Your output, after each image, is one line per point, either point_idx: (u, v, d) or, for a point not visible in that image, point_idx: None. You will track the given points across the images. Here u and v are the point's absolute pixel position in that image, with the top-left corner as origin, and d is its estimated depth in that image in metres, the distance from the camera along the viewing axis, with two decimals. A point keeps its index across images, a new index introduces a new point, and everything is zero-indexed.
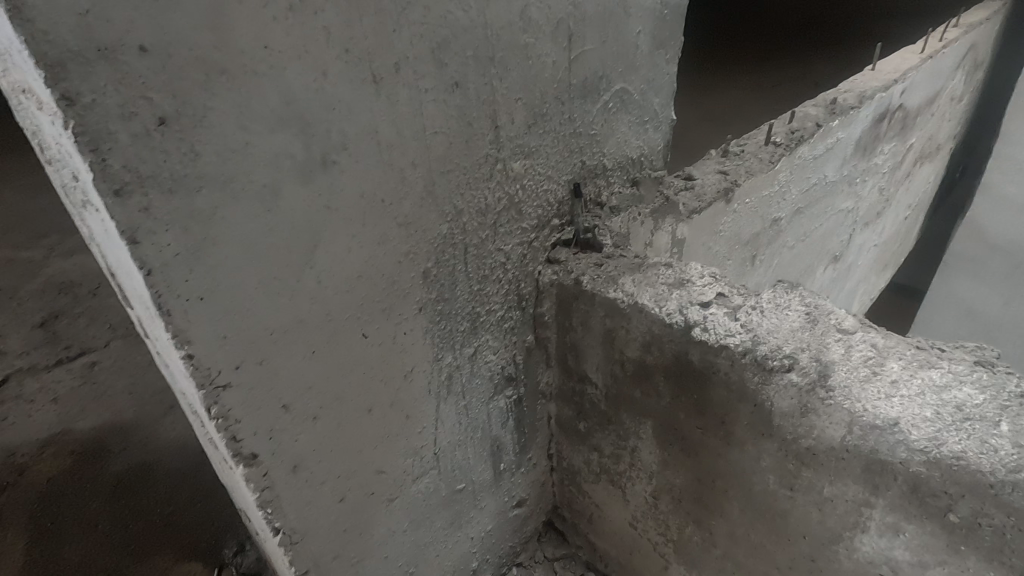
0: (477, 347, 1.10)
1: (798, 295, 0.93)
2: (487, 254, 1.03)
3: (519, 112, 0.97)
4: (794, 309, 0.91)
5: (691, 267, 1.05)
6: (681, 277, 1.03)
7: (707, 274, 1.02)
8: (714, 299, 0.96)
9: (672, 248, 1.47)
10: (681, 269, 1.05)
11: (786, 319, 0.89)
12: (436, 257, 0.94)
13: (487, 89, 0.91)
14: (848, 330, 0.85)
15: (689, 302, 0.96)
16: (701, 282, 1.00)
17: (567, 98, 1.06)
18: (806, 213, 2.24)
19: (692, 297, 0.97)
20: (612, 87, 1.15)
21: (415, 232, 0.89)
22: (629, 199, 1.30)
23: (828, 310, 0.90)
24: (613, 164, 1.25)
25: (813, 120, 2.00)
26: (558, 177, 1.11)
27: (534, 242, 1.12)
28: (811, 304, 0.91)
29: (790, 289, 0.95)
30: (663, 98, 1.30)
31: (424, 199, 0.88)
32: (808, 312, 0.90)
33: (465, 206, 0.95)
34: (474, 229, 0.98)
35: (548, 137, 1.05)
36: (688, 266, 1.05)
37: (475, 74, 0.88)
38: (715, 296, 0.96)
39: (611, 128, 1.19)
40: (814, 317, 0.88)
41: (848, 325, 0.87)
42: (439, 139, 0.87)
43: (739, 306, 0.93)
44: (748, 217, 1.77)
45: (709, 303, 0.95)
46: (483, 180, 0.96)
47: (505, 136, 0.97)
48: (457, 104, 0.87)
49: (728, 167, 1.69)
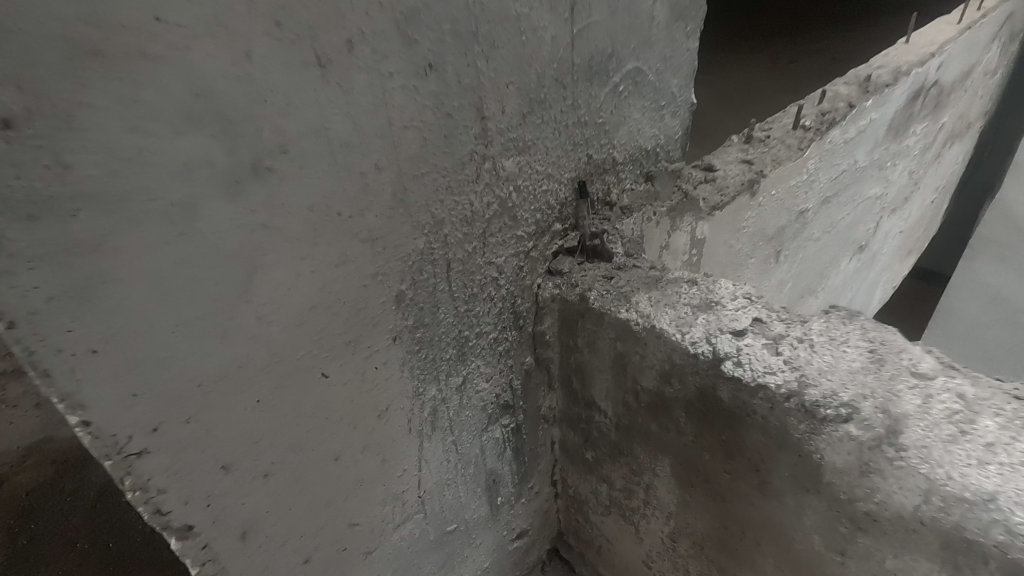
0: (466, 375, 0.95)
1: (858, 325, 0.76)
2: (475, 269, 0.87)
3: (511, 100, 0.80)
4: (854, 345, 0.74)
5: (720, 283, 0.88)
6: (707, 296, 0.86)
7: (738, 293, 0.85)
8: (750, 326, 0.79)
9: (690, 250, 1.30)
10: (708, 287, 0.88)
11: (844, 356, 0.72)
12: (412, 277, 0.78)
13: (471, 72, 0.74)
14: (926, 375, 0.69)
15: (719, 329, 0.80)
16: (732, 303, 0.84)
17: (570, 83, 0.88)
18: (834, 202, 2.05)
19: (722, 322, 0.81)
20: (624, 68, 0.97)
21: (385, 248, 0.73)
22: (643, 198, 1.13)
23: (898, 347, 0.73)
24: (625, 157, 1.07)
25: (845, 99, 1.80)
26: (560, 175, 0.94)
27: (531, 252, 0.96)
28: (875, 338, 0.74)
29: (847, 318, 0.78)
30: (682, 79, 1.12)
31: (395, 209, 0.72)
32: (871, 349, 0.73)
33: (447, 216, 0.79)
34: (459, 241, 0.82)
35: (547, 128, 0.88)
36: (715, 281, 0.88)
37: (456, 53, 0.71)
38: (750, 323, 0.80)
39: (622, 117, 1.02)
40: (880, 355, 0.72)
41: (924, 367, 0.70)
42: (411, 135, 0.70)
43: (781, 336, 0.77)
44: (772, 211, 1.59)
45: (744, 332, 0.78)
46: (469, 183, 0.80)
47: (495, 130, 0.80)
48: (432, 92, 0.70)
49: (752, 155, 1.52)
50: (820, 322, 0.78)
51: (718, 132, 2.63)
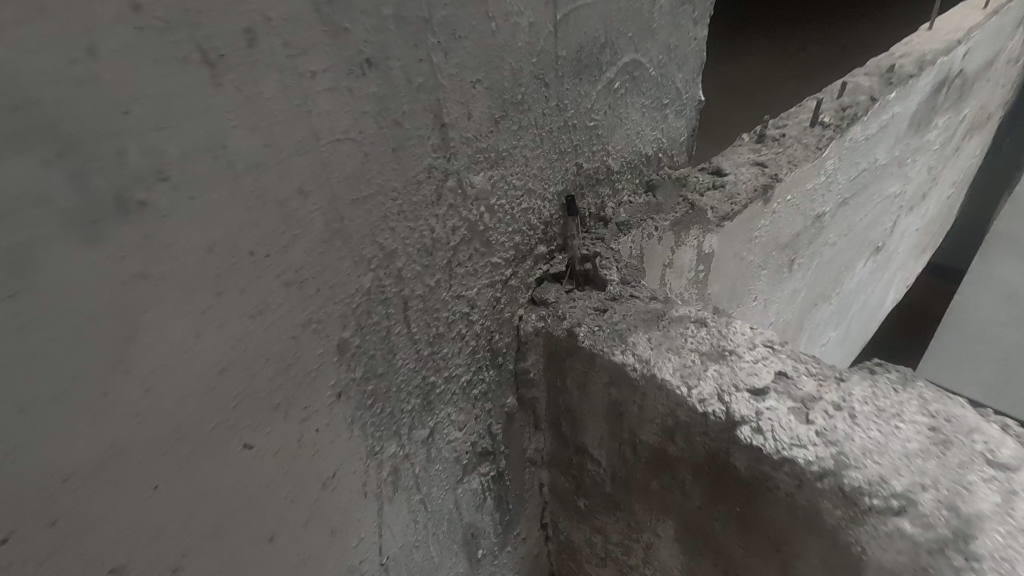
0: (433, 425, 0.81)
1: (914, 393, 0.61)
2: (439, 305, 0.73)
3: (478, 103, 0.65)
4: (911, 418, 0.59)
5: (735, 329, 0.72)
6: (720, 337, 0.72)
7: (757, 341, 0.70)
8: (774, 384, 0.64)
9: (697, 265, 1.16)
10: (719, 333, 0.72)
11: (897, 434, 0.58)
12: (358, 321, 0.64)
13: (424, 69, 0.59)
14: (1007, 467, 0.54)
15: (733, 387, 0.65)
16: (749, 349, 0.69)
17: (552, 80, 0.73)
18: (852, 204, 1.89)
19: (737, 378, 0.66)
20: (619, 61, 0.82)
21: (318, 290, 0.59)
22: (642, 211, 0.98)
23: (968, 424, 0.58)
24: (622, 164, 0.92)
25: (866, 92, 1.64)
26: (543, 189, 0.80)
27: (509, 280, 0.81)
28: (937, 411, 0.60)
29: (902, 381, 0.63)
30: (688, 72, 0.97)
31: (330, 242, 0.58)
32: (931, 425, 0.58)
33: (400, 246, 0.64)
34: (417, 275, 0.68)
35: (526, 135, 0.73)
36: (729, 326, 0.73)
37: (403, 44, 0.56)
38: (774, 378, 0.65)
39: (618, 119, 0.87)
40: (943, 434, 0.57)
41: (1003, 455, 0.55)
42: (346, 150, 0.56)
43: (812, 398, 0.62)
44: (787, 217, 1.44)
45: (766, 390, 0.64)
46: (427, 205, 0.65)
47: (458, 139, 0.65)
48: (373, 95, 0.55)
49: (766, 156, 1.36)
50: (862, 387, 0.63)
51: (726, 126, 2.45)
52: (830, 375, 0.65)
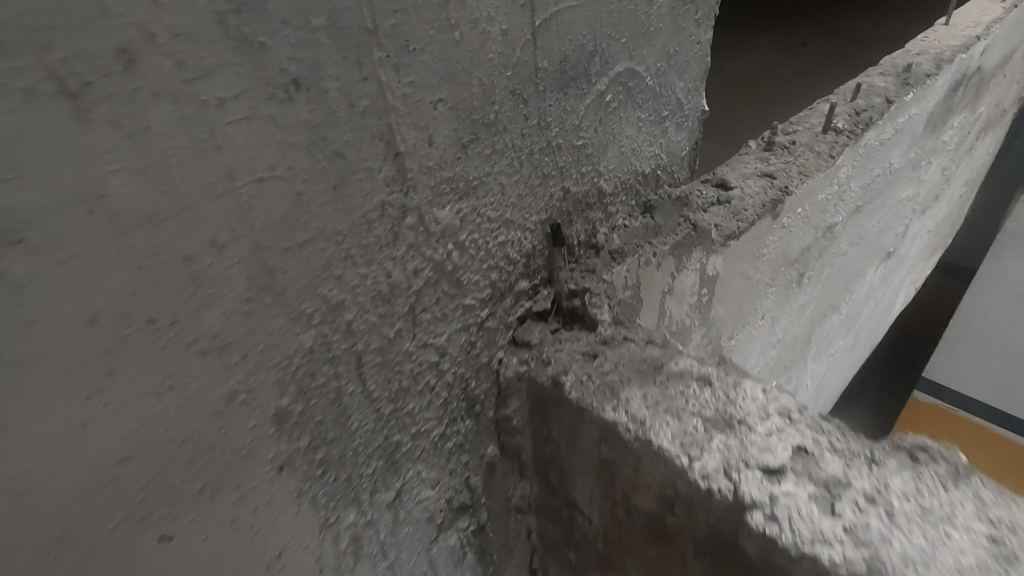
0: (400, 486, 0.71)
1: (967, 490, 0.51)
2: (401, 358, 0.63)
3: (442, 126, 0.55)
4: (967, 523, 0.49)
5: (744, 397, 0.61)
6: (727, 396, 0.62)
7: (770, 409, 0.60)
8: (794, 464, 0.54)
9: (700, 289, 1.05)
10: (726, 399, 0.61)
11: (948, 544, 0.48)
12: (298, 385, 0.54)
13: (370, 90, 0.48)
14: None
15: (742, 466, 0.55)
16: (762, 414, 0.59)
17: (531, 95, 0.63)
18: (865, 211, 1.79)
19: (746, 454, 0.56)
20: (611, 71, 0.72)
21: (246, 354, 0.49)
22: (638, 236, 0.88)
23: None
24: (616, 185, 0.82)
25: (882, 94, 1.52)
26: (524, 219, 0.69)
27: (485, 322, 0.71)
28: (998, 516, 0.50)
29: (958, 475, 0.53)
30: (690, 81, 0.86)
31: (257, 299, 0.48)
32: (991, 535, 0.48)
33: (347, 297, 0.54)
34: (372, 327, 0.58)
35: (501, 161, 0.63)
36: (737, 391, 0.62)
37: (341, 61, 0.46)
38: (794, 456, 0.55)
39: (610, 136, 0.76)
40: (1004, 546, 0.47)
41: None
42: (273, 190, 0.46)
43: (841, 487, 0.52)
44: (797, 231, 1.34)
45: (784, 471, 0.54)
46: (381, 247, 0.55)
47: (418, 169, 0.55)
48: (304, 123, 0.45)
49: (774, 166, 1.26)
50: (902, 480, 0.53)
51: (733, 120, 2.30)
52: (861, 455, 0.55)
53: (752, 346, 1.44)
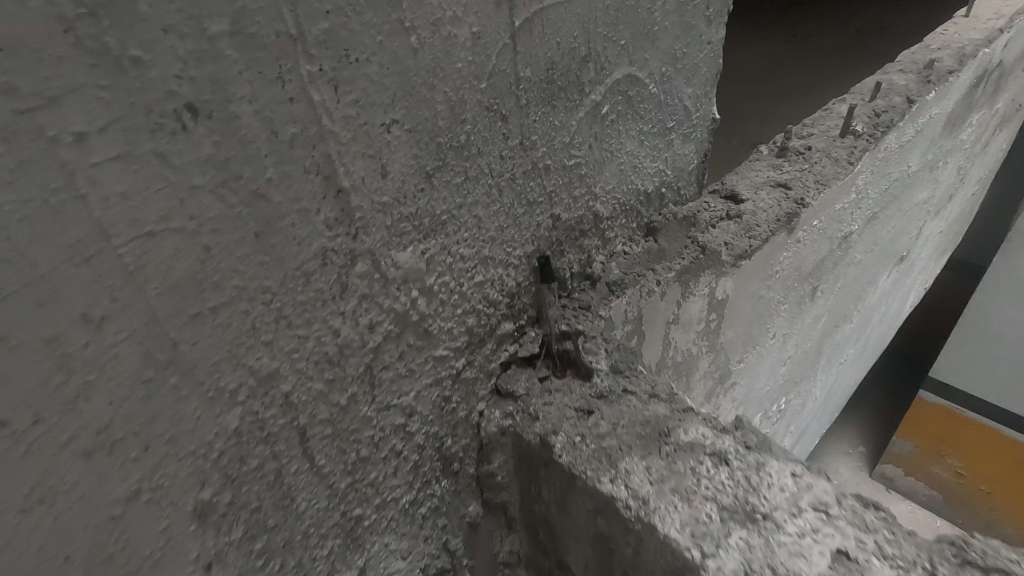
0: (365, 564, 0.61)
1: None
2: (357, 424, 0.53)
3: (398, 153, 0.45)
4: None
5: (770, 485, 0.51)
6: (747, 474, 0.51)
7: (801, 503, 0.49)
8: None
9: (707, 315, 0.95)
10: (747, 485, 0.51)
11: None
12: (223, 473, 0.44)
13: (299, 113, 0.38)
14: None
15: (767, 573, 0.45)
16: (793, 505, 0.49)
17: (511, 111, 0.52)
18: (881, 217, 1.68)
19: (773, 559, 0.46)
20: (606, 79, 0.61)
21: (148, 447, 0.39)
22: (640, 262, 0.77)
23: None
24: (614, 207, 0.72)
25: (902, 93, 1.41)
26: (505, 253, 0.59)
27: (462, 373, 0.61)
28: None
29: None
30: (699, 87, 0.75)
31: (157, 380, 0.38)
32: None
33: (282, 364, 0.44)
34: (317, 395, 0.48)
35: (475, 190, 0.53)
36: (761, 476, 0.51)
37: (256, 79, 0.35)
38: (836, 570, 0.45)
39: (607, 153, 0.66)
40: None
41: None
42: (171, 247, 0.35)
43: None
44: (812, 245, 1.23)
45: None
46: (324, 302, 0.45)
47: (368, 207, 0.45)
48: (208, 159, 0.35)
49: (788, 174, 1.15)
50: None
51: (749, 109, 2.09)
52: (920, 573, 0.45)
53: (762, 367, 1.34)
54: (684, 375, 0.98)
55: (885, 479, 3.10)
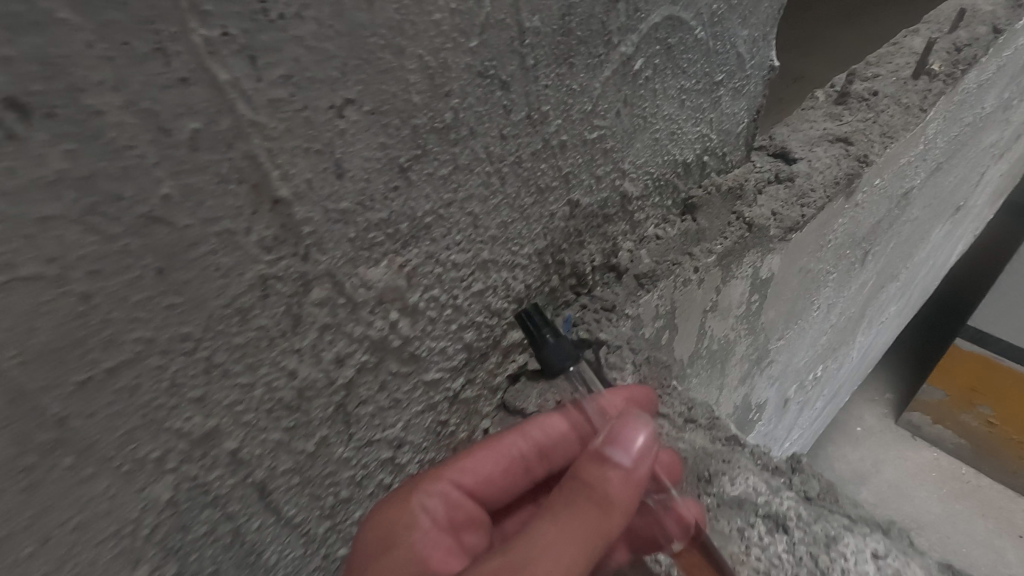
0: None
1: None
2: (331, 467, 0.44)
3: (357, 145, 0.33)
4: None
5: (847, 571, 0.39)
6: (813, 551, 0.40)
7: None
8: None
9: (748, 297, 0.83)
10: (814, 567, 0.39)
11: None
12: (159, 548, 0.36)
13: (196, 100, 0.26)
14: None
15: None
16: None
17: (513, 76, 0.40)
18: (947, 166, 1.47)
19: None
20: (641, 24, 0.47)
21: (47, 540, 0.31)
22: (676, 246, 0.64)
23: None
24: (644, 187, 0.59)
25: (990, 19, 1.17)
26: (513, 254, 0.48)
27: (460, 394, 0.51)
28: None
29: None
30: (757, 27, 0.60)
31: (42, 467, 0.29)
32: None
33: (222, 419, 0.35)
34: (275, 446, 0.39)
35: (469, 183, 0.41)
36: (833, 557, 0.40)
37: (119, 54, 0.24)
38: None
39: (639, 120, 0.53)
40: None
41: None
42: (26, 301, 0.25)
43: None
44: (870, 207, 1.07)
45: None
46: (271, 341, 0.35)
47: (320, 217, 0.34)
48: (58, 179, 0.24)
49: (848, 127, 0.98)
50: None
51: (812, 18, 1.59)
52: None
53: (802, 339, 1.21)
54: (718, 363, 0.87)
55: (913, 427, 2.29)
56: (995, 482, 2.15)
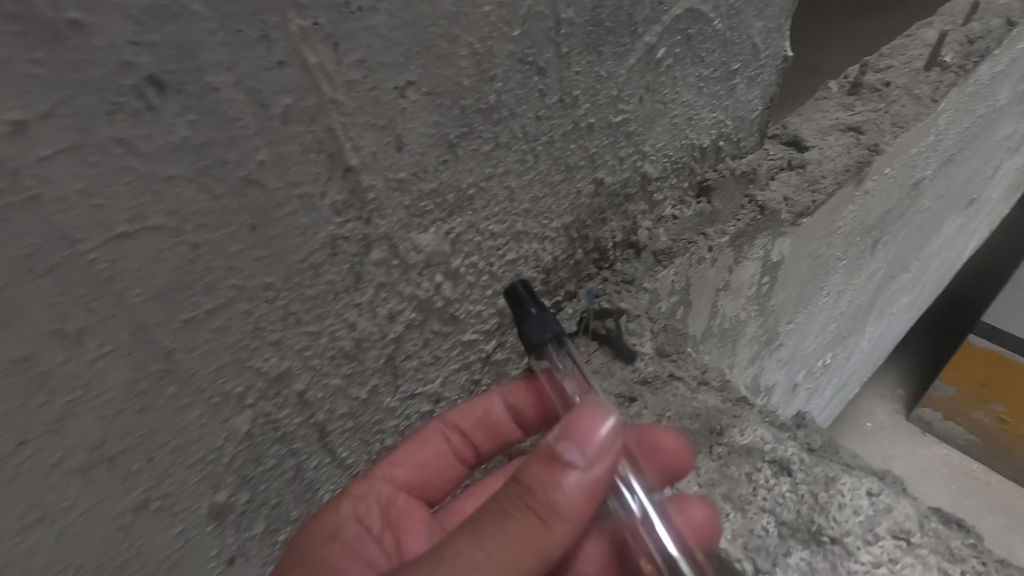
0: None
1: None
2: (379, 414, 0.49)
3: (415, 122, 0.38)
4: None
5: (842, 505, 0.46)
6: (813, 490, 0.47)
7: (879, 529, 0.45)
8: None
9: (760, 279, 0.87)
10: (814, 502, 0.46)
11: None
12: (237, 474, 0.41)
13: (290, 80, 0.31)
14: None
15: None
16: (857, 522, 0.45)
17: (549, 63, 0.44)
18: (959, 158, 1.49)
19: None
20: (664, 16, 0.51)
21: (151, 458, 0.36)
22: (691, 226, 0.68)
23: None
24: (663, 169, 0.63)
25: (1004, 12, 1.19)
26: (544, 226, 0.52)
27: (492, 356, 0.56)
28: None
29: None
30: (772, 19, 0.64)
31: (153, 392, 0.34)
32: None
33: (294, 362, 0.40)
34: (335, 390, 0.44)
35: (508, 159, 0.45)
36: (831, 493, 0.46)
37: (234, 40, 0.28)
38: None
39: (659, 105, 0.57)
40: None
41: None
42: (151, 247, 0.30)
43: None
44: (880, 194, 1.10)
45: None
46: (337, 295, 0.40)
47: (382, 184, 0.38)
48: (182, 144, 0.29)
49: (859, 116, 1.01)
50: None
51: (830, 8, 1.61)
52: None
53: (811, 324, 1.25)
54: (729, 342, 0.91)
55: (924, 424, 2.29)
56: (1006, 479, 2.15)
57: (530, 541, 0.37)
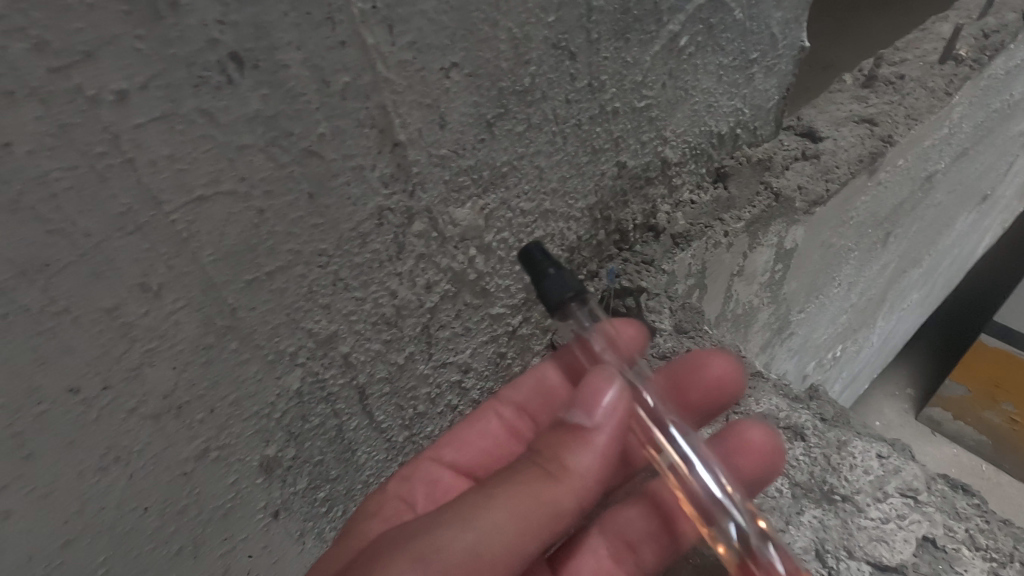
0: None
1: None
2: (413, 380, 0.52)
3: (457, 101, 0.41)
4: None
5: (853, 466, 0.50)
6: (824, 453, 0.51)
7: (887, 487, 0.48)
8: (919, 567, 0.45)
9: (773, 265, 0.89)
10: (826, 463, 0.50)
11: None
12: (286, 428, 0.44)
13: (349, 59, 0.34)
14: None
15: (841, 553, 0.45)
16: (868, 482, 0.49)
17: (580, 49, 0.46)
18: (972, 152, 1.50)
19: (850, 542, 0.46)
20: (687, 5, 0.53)
21: (213, 409, 0.39)
22: (708, 211, 0.71)
23: None
24: (683, 155, 0.65)
25: (1020, 7, 1.20)
26: (570, 206, 0.55)
27: (518, 330, 0.59)
28: None
29: None
30: (790, 10, 0.66)
31: (217, 346, 0.37)
32: None
33: (340, 326, 0.43)
34: (376, 354, 0.47)
35: (539, 140, 0.48)
36: (842, 455, 0.50)
37: (303, 21, 0.31)
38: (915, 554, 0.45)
39: (681, 91, 0.59)
40: None
41: None
42: (223, 211, 0.33)
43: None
44: (893, 186, 1.11)
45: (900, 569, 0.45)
46: (381, 263, 0.43)
47: (425, 160, 0.41)
48: (255, 116, 0.32)
49: (873, 108, 1.02)
50: None
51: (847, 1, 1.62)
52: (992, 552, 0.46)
53: (822, 315, 1.27)
54: (742, 327, 0.93)
55: (931, 421, 2.29)
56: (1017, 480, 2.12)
57: (535, 493, 0.38)
